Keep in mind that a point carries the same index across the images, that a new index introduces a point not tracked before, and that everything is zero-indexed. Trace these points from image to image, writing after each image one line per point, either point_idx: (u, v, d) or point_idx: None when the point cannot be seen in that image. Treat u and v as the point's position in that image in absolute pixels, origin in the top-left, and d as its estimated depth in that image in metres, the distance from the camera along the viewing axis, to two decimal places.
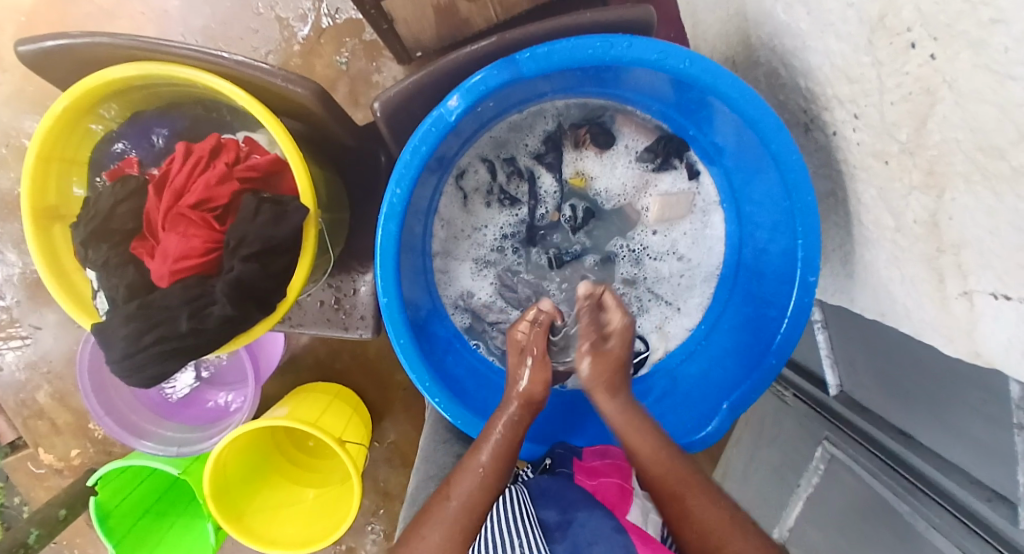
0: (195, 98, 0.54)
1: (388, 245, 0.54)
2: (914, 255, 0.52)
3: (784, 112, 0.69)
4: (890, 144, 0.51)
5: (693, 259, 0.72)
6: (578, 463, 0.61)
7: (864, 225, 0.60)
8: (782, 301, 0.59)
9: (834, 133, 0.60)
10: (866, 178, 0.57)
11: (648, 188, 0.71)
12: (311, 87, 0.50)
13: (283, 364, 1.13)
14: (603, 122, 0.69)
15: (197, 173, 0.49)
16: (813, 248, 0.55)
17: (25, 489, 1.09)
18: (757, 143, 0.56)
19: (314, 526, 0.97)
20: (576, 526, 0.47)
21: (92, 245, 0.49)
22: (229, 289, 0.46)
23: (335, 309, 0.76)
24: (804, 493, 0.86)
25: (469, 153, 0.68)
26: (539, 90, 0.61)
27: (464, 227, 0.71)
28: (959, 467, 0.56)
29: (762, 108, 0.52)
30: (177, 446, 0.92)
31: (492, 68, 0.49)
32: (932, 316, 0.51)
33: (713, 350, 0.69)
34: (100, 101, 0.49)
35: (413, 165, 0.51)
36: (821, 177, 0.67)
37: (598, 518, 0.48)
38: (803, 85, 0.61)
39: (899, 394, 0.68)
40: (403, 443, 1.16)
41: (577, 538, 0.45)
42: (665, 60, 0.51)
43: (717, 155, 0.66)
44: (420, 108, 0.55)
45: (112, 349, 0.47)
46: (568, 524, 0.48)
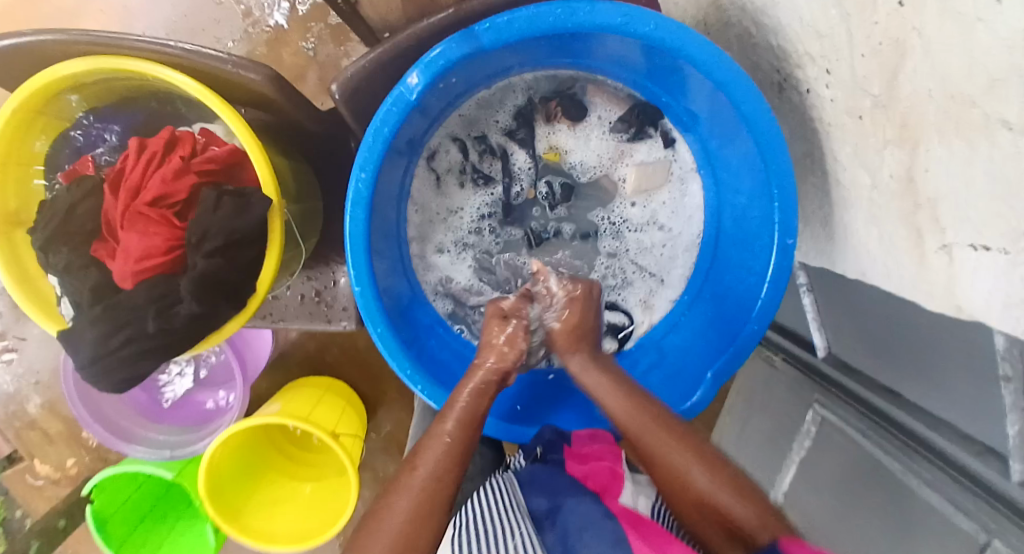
0: (150, 92, 0.52)
1: (357, 232, 0.52)
2: (891, 212, 0.52)
3: (757, 75, 0.67)
4: (862, 99, 0.50)
5: (673, 229, 0.72)
6: (568, 450, 0.60)
7: (841, 184, 0.60)
8: (762, 265, 0.58)
9: (807, 92, 0.58)
10: (841, 136, 0.56)
11: (623, 159, 0.70)
12: (265, 73, 0.49)
13: (273, 361, 1.13)
14: (574, 95, 0.68)
15: (153, 168, 0.48)
16: (790, 210, 0.54)
17: (24, 501, 1.09)
18: (729, 106, 0.55)
19: (313, 521, 0.98)
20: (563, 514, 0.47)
21: (54, 249, 0.47)
22: (194, 286, 0.45)
23: (316, 302, 0.75)
24: (797, 457, 0.87)
25: (439, 133, 0.66)
26: (505, 64, 0.59)
27: (439, 209, 0.70)
28: (947, 423, 0.57)
29: (732, 69, 0.51)
30: (171, 449, 0.92)
31: (451, 42, 0.48)
32: (911, 272, 0.51)
33: (696, 320, 0.68)
34: (52, 100, 0.47)
35: (376, 149, 0.50)
36: (797, 139, 0.66)
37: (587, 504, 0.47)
38: (774, 43, 0.60)
39: (885, 352, 0.68)
40: (398, 432, 1.16)
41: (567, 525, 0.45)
42: (629, 25, 0.49)
43: (692, 122, 0.65)
44: (381, 88, 0.54)
45: (79, 354, 0.46)
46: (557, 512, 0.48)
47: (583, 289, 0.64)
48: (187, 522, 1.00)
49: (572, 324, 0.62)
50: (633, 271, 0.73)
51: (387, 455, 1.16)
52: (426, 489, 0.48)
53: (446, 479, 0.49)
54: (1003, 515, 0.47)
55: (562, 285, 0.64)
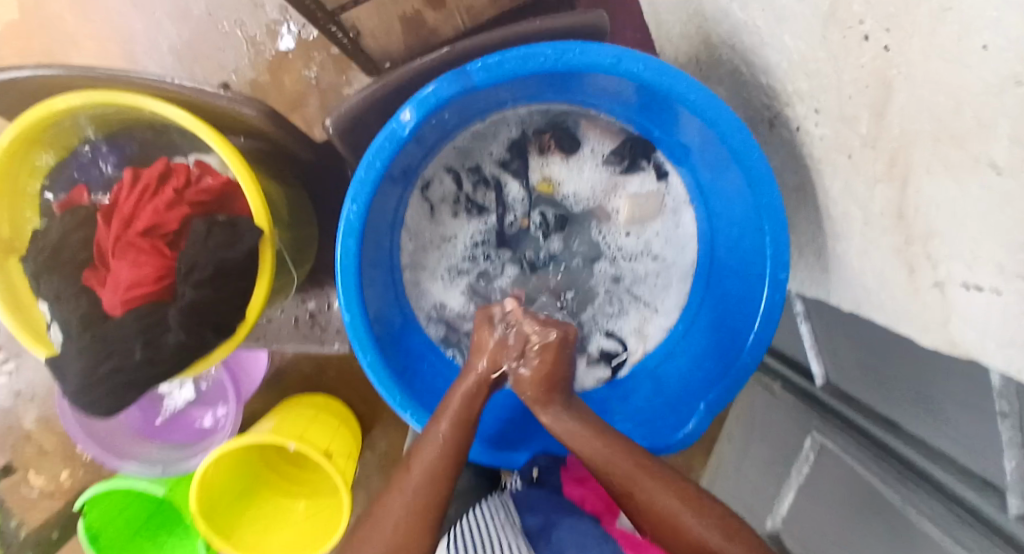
0: (144, 123, 0.53)
1: (348, 262, 0.53)
2: (883, 249, 0.51)
3: (748, 109, 0.67)
4: (851, 137, 0.50)
5: (667, 259, 0.71)
6: (565, 472, 0.61)
7: (834, 219, 0.59)
8: (754, 301, 0.58)
9: (797, 128, 0.59)
10: (831, 172, 0.56)
11: (617, 191, 0.70)
12: (260, 108, 0.50)
13: (269, 380, 1.13)
14: (567, 128, 0.68)
15: (146, 199, 0.49)
16: (781, 247, 0.54)
17: (20, 513, 1.07)
18: (719, 143, 0.55)
19: (303, 541, 0.97)
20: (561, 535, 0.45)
21: (44, 277, 0.48)
22: (182, 315, 0.46)
23: (310, 325, 0.76)
24: (796, 482, 0.86)
25: (433, 164, 0.67)
26: (499, 98, 0.60)
27: (433, 238, 0.70)
28: (946, 455, 0.56)
29: (721, 108, 0.51)
30: (162, 466, 0.92)
31: (443, 80, 0.48)
32: (906, 306, 0.50)
33: (691, 350, 0.68)
34: (45, 131, 0.48)
35: (368, 181, 0.50)
36: (788, 173, 0.66)
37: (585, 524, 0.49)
38: (765, 81, 0.60)
39: (884, 385, 0.67)
40: (393, 452, 1.15)
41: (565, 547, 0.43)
42: (619, 65, 0.50)
43: (684, 155, 0.66)
44: (373, 121, 0.55)
45: (67, 381, 0.46)
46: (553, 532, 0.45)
47: (554, 339, 0.54)
48: (176, 541, 0.99)
49: (545, 370, 0.53)
50: (627, 300, 0.73)
51: (382, 475, 1.15)
52: (422, 495, 0.47)
53: (442, 482, 0.49)
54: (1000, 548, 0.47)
55: (533, 327, 0.55)
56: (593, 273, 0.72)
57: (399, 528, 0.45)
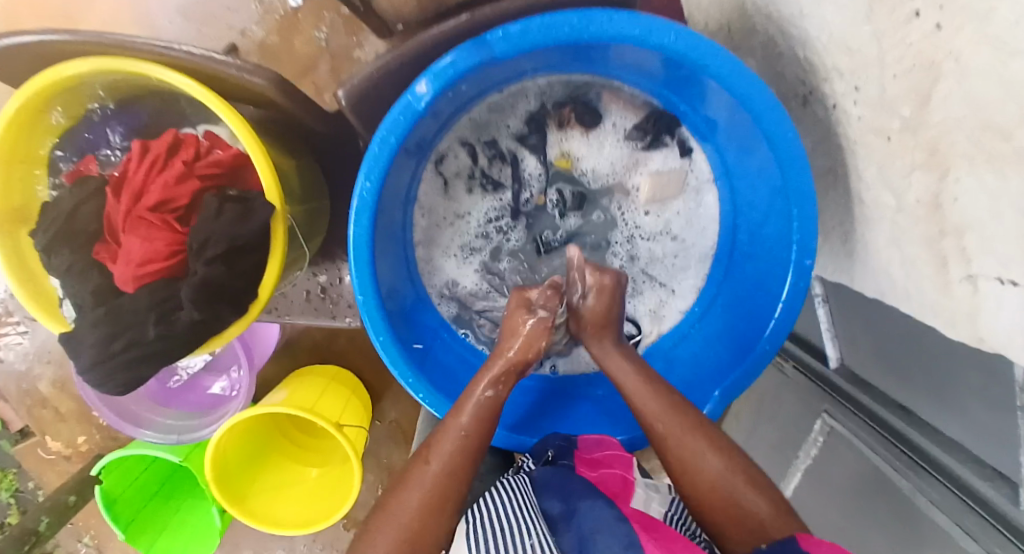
0: (153, 91, 0.51)
1: (361, 241, 0.51)
2: (915, 237, 0.50)
3: (781, 84, 0.64)
4: (890, 120, 0.47)
5: (687, 240, 0.70)
6: (579, 455, 0.59)
7: (865, 204, 0.57)
8: (777, 287, 0.57)
9: (833, 106, 0.56)
10: (867, 155, 0.53)
11: (637, 168, 0.68)
12: (269, 77, 0.47)
13: (280, 350, 1.14)
14: (588, 100, 0.66)
15: (155, 172, 0.47)
16: (808, 232, 0.52)
17: (38, 474, 1.11)
18: (748, 119, 0.53)
19: (318, 506, 1.00)
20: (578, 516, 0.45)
21: (55, 250, 0.47)
22: (195, 293, 0.45)
23: (321, 298, 0.76)
24: (803, 464, 0.87)
25: (448, 137, 0.65)
26: (519, 69, 0.57)
27: (446, 214, 0.68)
28: (960, 445, 0.56)
29: (754, 85, 0.49)
30: (178, 434, 0.93)
31: (461, 51, 0.46)
32: (932, 299, 0.49)
33: (707, 333, 0.67)
34: (50, 102, 0.46)
35: (382, 157, 0.49)
36: (819, 153, 0.64)
37: (601, 508, 0.45)
38: (801, 55, 0.57)
39: (901, 369, 0.66)
40: (403, 422, 1.17)
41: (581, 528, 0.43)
42: (648, 37, 0.47)
43: (709, 132, 0.63)
44: (388, 93, 0.52)
45: (82, 358, 0.45)
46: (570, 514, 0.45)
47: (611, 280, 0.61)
48: (192, 503, 1.02)
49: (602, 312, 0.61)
50: (643, 281, 0.71)
51: (392, 445, 1.17)
52: (442, 484, 0.48)
53: (459, 476, 0.49)
54: (1008, 539, 0.47)
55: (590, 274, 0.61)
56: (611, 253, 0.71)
57: (415, 519, 0.46)
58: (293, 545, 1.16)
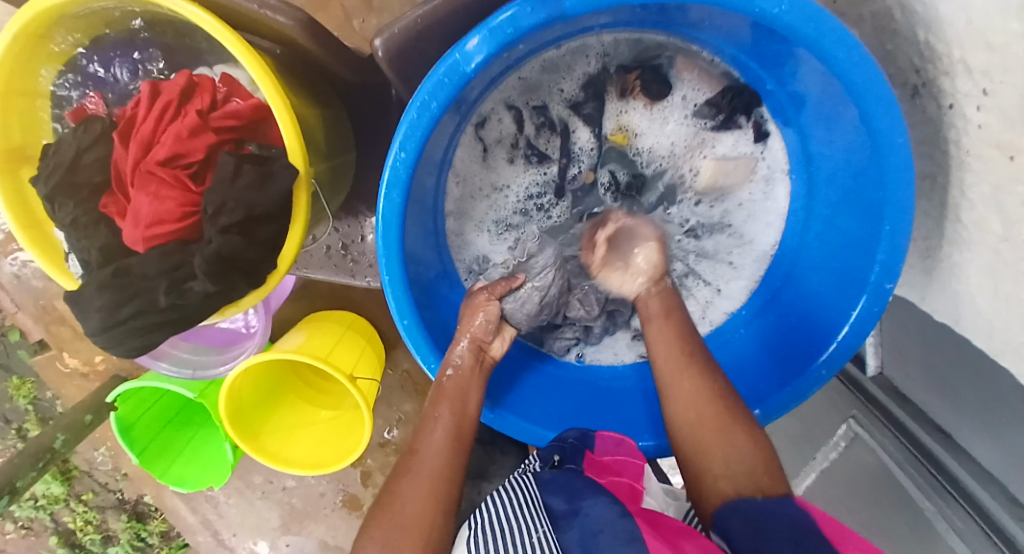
0: (164, 21, 0.44)
1: (391, 214, 0.46)
2: (1016, 273, 0.44)
3: (889, 66, 0.55)
4: (1021, 136, 0.40)
5: (744, 235, 0.64)
6: (589, 457, 0.53)
7: (962, 221, 0.51)
8: (843, 305, 0.51)
9: (949, 105, 0.48)
10: (979, 170, 0.46)
11: (703, 149, 0.61)
12: (298, 17, 0.41)
13: (295, 291, 1.11)
14: (658, 67, 0.58)
15: (167, 120, 0.42)
16: (897, 251, 0.46)
17: (56, 386, 1.14)
18: (850, 111, 0.45)
19: (326, 449, 1.02)
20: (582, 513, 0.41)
21: (59, 201, 0.42)
22: (210, 264, 0.41)
23: (342, 255, 0.71)
24: (819, 466, 0.83)
25: (493, 98, 0.58)
26: (585, 25, 0.49)
27: (482, 184, 0.63)
28: (995, 477, 0.54)
29: (871, 74, 0.41)
30: (193, 369, 0.94)
31: (524, 5, 0.38)
32: (1019, 342, 0.44)
33: (753, 339, 0.62)
34: (48, 30, 0.40)
35: (421, 124, 0.42)
36: (920, 154, 0.56)
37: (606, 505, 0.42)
38: (922, 37, 0.48)
39: (948, 391, 0.62)
40: (415, 374, 1.16)
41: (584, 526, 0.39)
42: (754, 2, 0.39)
43: (794, 114, 0.56)
44: (433, 47, 0.45)
45: (89, 318, 0.42)
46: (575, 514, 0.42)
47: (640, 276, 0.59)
48: (205, 434, 1.04)
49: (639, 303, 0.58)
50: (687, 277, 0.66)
51: (402, 394, 1.17)
52: (435, 470, 0.45)
53: (451, 462, 0.46)
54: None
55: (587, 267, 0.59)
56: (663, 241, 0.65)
57: (413, 509, 0.42)
58: (301, 478, 1.19)
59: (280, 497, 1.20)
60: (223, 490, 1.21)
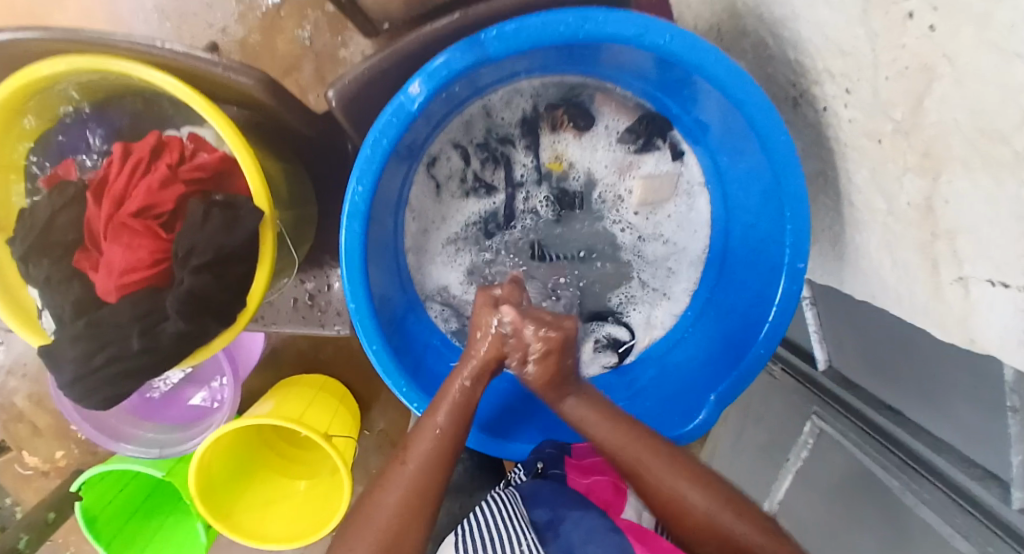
0: (133, 92, 0.50)
1: (353, 247, 0.50)
2: (907, 241, 0.50)
3: (772, 86, 0.64)
4: (883, 122, 0.47)
5: (679, 243, 0.70)
6: (568, 461, 0.59)
7: (855, 207, 0.58)
8: (769, 291, 0.57)
9: (824, 108, 0.56)
10: (858, 158, 0.54)
11: (630, 171, 0.68)
12: (258, 77, 0.46)
13: (266, 358, 1.11)
14: (581, 102, 0.66)
15: (138, 177, 0.45)
16: (801, 236, 0.52)
17: (15, 490, 1.07)
18: (743, 123, 0.53)
19: (303, 520, 0.97)
20: (567, 525, 0.45)
21: (34, 260, 0.45)
22: (182, 305, 0.43)
23: (309, 306, 0.74)
24: (793, 466, 0.85)
25: (440, 139, 0.64)
26: (513, 69, 0.56)
27: (436, 217, 0.68)
28: (949, 444, 0.56)
29: (750, 87, 0.49)
30: (160, 447, 0.90)
31: (456, 49, 0.44)
32: (924, 304, 0.50)
33: (700, 337, 0.67)
34: (23, 107, 0.44)
35: (374, 160, 0.47)
36: (810, 156, 0.64)
37: (591, 518, 0.46)
38: (792, 57, 0.57)
39: (890, 372, 0.66)
40: (393, 431, 1.15)
41: (569, 538, 0.43)
42: (643, 36, 0.47)
43: (701, 134, 0.64)
44: (380, 97, 0.51)
45: (62, 372, 0.44)
46: (559, 523, 0.46)
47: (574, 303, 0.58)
48: (176, 519, 0.99)
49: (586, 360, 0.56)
50: (634, 290, 0.71)
51: (381, 454, 1.15)
52: (418, 486, 0.46)
53: (435, 477, 0.47)
54: (998, 537, 0.47)
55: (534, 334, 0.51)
56: (613, 262, 0.71)
57: (391, 523, 0.44)
58: None
59: None
60: None
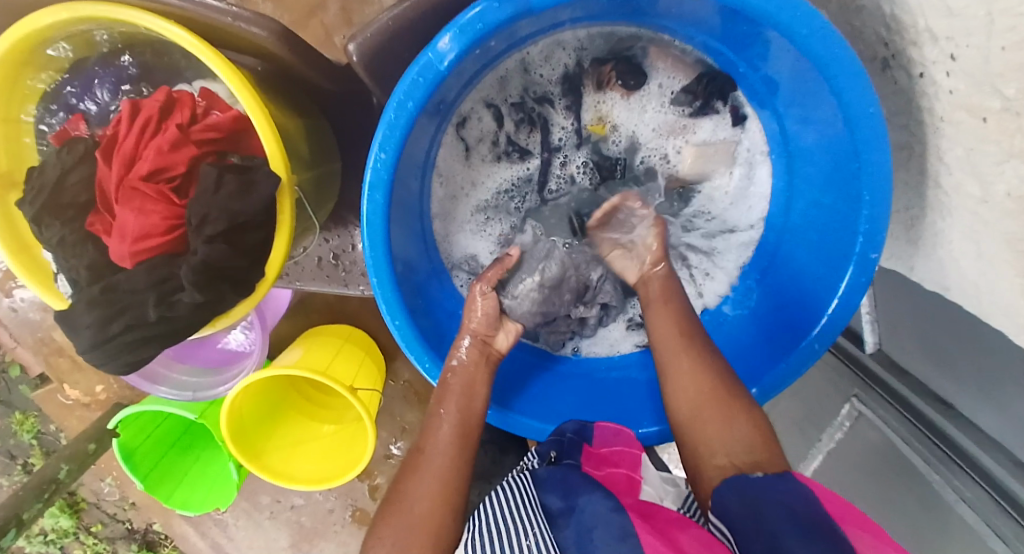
0: (144, 42, 0.45)
1: (376, 215, 0.46)
2: (997, 234, 0.44)
3: (858, 42, 0.56)
4: (989, 98, 0.40)
5: (728, 220, 0.65)
6: (586, 449, 0.52)
7: (942, 189, 0.51)
8: (830, 280, 0.52)
9: (919, 75, 0.49)
10: (953, 135, 0.47)
11: (681, 136, 0.62)
12: (270, 27, 0.41)
13: (292, 308, 1.12)
14: (632, 57, 0.59)
15: (148, 136, 0.42)
16: (877, 222, 0.46)
17: (58, 419, 1.14)
18: (822, 86, 0.46)
19: (331, 463, 1.01)
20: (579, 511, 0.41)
21: (46, 221, 0.43)
22: (197, 274, 0.41)
23: (334, 265, 0.72)
24: (825, 446, 0.82)
25: (471, 97, 0.59)
26: (556, 19, 0.50)
27: (465, 182, 0.63)
28: (1003, 446, 0.53)
29: (837, 47, 0.42)
30: (193, 390, 0.93)
31: (492, 0, 0.39)
32: (1008, 303, 0.44)
33: (747, 318, 0.63)
34: (33, 51, 0.41)
35: (399, 125, 0.43)
36: (896, 127, 0.56)
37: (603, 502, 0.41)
38: (887, 10, 0.49)
39: (948, 364, 0.62)
40: (416, 383, 1.16)
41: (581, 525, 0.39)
42: None
43: (768, 96, 0.56)
44: (405, 50, 0.46)
45: (79, 337, 0.43)
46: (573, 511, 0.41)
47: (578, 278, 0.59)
48: (210, 455, 1.04)
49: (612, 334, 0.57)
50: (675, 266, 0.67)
51: (404, 404, 1.17)
52: (440, 467, 0.46)
53: (457, 461, 0.47)
54: None
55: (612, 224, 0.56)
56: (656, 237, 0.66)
57: (422, 508, 0.44)
58: (308, 495, 1.19)
59: (289, 516, 1.19)
60: (231, 514, 1.20)
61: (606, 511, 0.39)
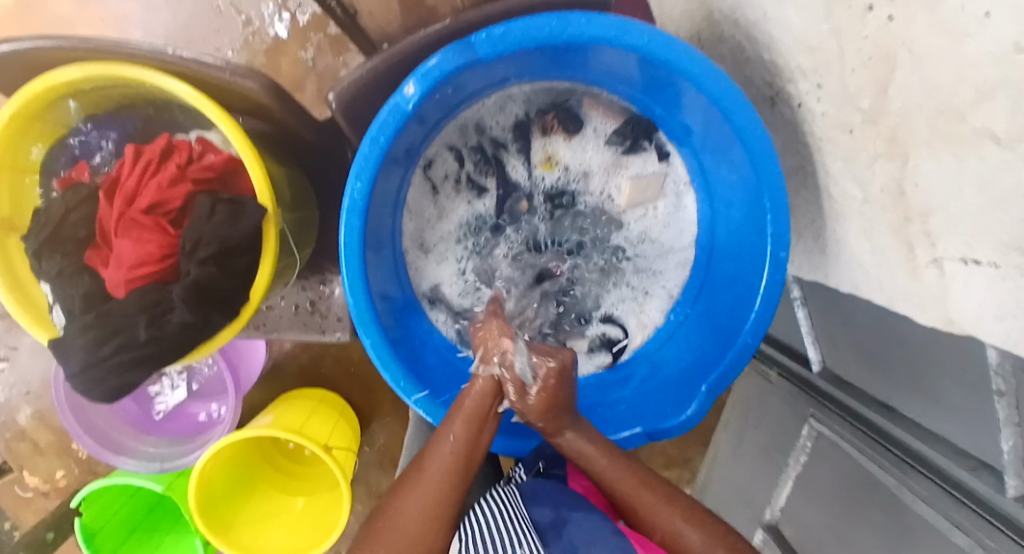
0: (146, 99, 0.53)
1: (352, 242, 0.52)
2: (882, 227, 0.52)
3: (750, 87, 0.68)
4: (853, 112, 0.50)
5: (666, 242, 0.72)
6: (568, 466, 0.64)
7: (834, 198, 0.60)
8: (756, 279, 0.59)
9: (799, 105, 0.59)
10: (833, 150, 0.56)
11: (619, 171, 0.71)
12: (263, 82, 0.49)
13: (267, 373, 1.12)
14: (570, 107, 0.69)
15: (148, 175, 0.48)
16: (784, 223, 0.54)
17: (12, 513, 1.07)
18: (721, 119, 0.55)
19: (303, 536, 0.96)
20: (569, 528, 0.49)
21: (46, 255, 0.47)
22: (186, 295, 0.45)
23: (310, 313, 0.75)
24: (792, 472, 0.84)
25: (435, 142, 0.67)
26: (502, 75, 0.60)
27: (431, 216, 0.70)
28: (942, 437, 0.55)
29: (726, 83, 0.51)
30: (161, 461, 0.90)
31: (446, 54, 0.48)
32: (904, 286, 0.50)
33: (692, 332, 0.69)
34: (42, 109, 0.47)
35: (371, 159, 0.50)
36: (789, 153, 0.67)
37: (594, 522, 0.50)
38: (767, 58, 0.60)
39: (881, 363, 0.66)
40: (393, 446, 1.15)
41: (573, 539, 0.47)
42: (623, 37, 0.50)
43: (685, 135, 0.66)
44: (376, 99, 0.55)
45: (69, 362, 0.45)
46: (562, 525, 0.50)
47: (557, 367, 0.53)
48: (176, 536, 0.97)
49: (550, 394, 0.53)
50: (623, 286, 0.73)
51: (381, 469, 1.15)
52: (437, 490, 0.46)
53: (453, 482, 0.47)
54: (997, 530, 0.46)
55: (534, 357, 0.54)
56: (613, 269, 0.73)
57: (416, 526, 0.43)
58: None
59: None
60: None
61: (606, 534, 0.47)
